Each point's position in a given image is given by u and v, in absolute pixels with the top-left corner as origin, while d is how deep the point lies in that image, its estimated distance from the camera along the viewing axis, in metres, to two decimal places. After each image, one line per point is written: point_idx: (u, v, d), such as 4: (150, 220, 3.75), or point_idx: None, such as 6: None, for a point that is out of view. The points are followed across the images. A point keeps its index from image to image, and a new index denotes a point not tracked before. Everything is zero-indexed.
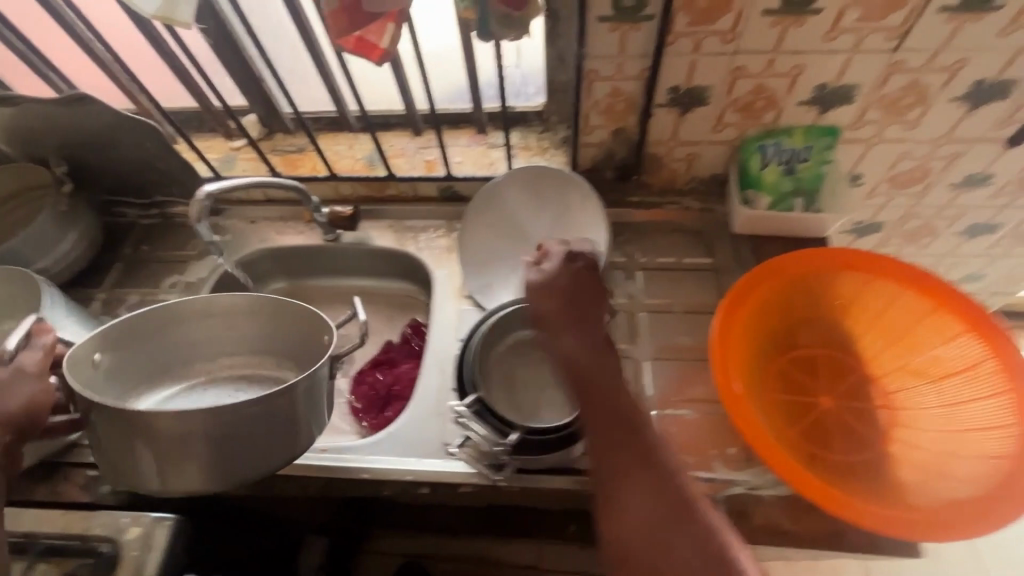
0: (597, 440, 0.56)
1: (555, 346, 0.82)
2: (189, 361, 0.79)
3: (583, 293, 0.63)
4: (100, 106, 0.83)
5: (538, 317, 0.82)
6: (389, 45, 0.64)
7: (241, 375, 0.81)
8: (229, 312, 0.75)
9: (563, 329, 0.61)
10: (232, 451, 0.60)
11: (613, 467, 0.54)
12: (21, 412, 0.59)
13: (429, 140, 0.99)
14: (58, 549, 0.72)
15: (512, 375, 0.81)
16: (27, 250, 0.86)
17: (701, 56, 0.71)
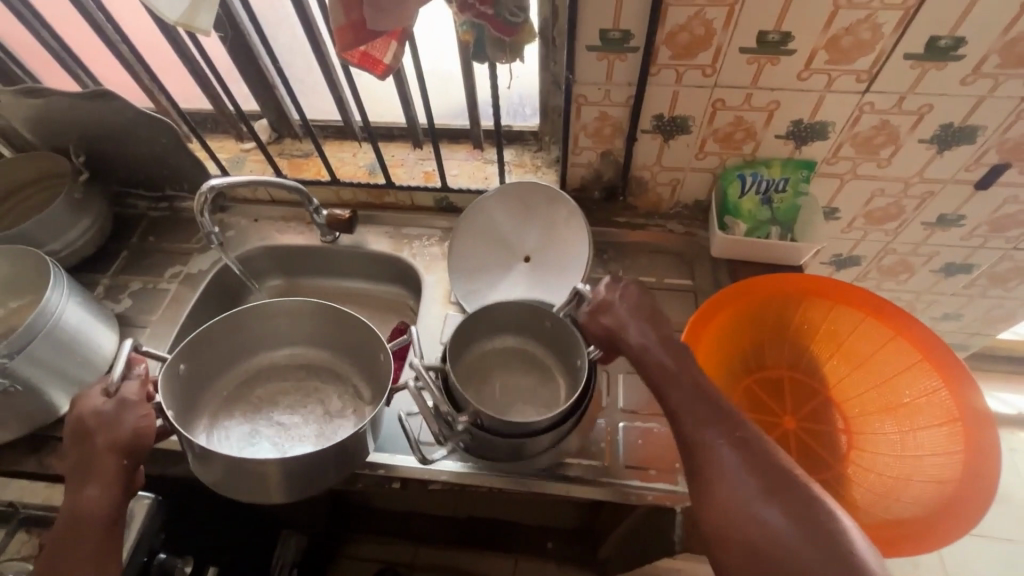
0: (691, 424, 0.58)
1: (533, 356, 0.85)
2: (250, 359, 0.88)
3: (644, 311, 0.68)
4: (121, 102, 0.89)
5: (526, 325, 0.83)
6: (392, 61, 0.70)
7: (295, 366, 0.90)
8: (293, 312, 0.85)
9: (629, 333, 0.67)
10: (304, 474, 0.66)
11: (711, 445, 0.56)
12: (126, 441, 0.63)
13: (428, 153, 1.04)
14: (37, 520, 0.74)
15: (488, 378, 0.84)
16: (39, 232, 0.91)
17: (683, 87, 0.75)
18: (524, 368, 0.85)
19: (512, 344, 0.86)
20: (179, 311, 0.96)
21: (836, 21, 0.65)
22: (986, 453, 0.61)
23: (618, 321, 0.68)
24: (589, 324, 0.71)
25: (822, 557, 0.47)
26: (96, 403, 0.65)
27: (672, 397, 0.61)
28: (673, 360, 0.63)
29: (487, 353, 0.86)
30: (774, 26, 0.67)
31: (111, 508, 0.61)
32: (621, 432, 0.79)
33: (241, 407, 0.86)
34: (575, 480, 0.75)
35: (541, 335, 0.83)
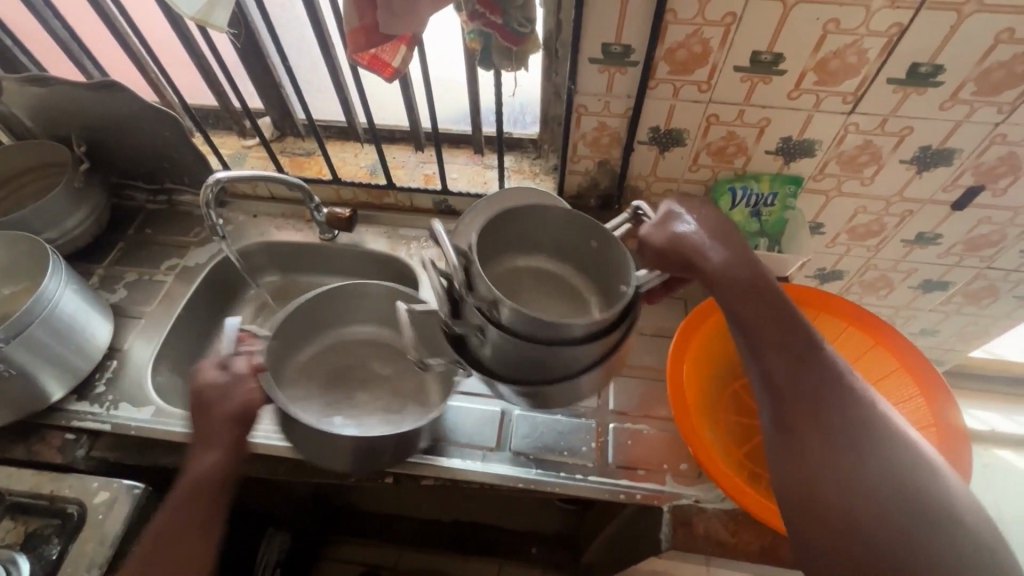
0: (779, 372, 0.57)
1: (567, 284, 0.65)
2: (333, 329, 0.95)
3: (728, 241, 0.64)
4: (127, 93, 0.89)
5: (567, 247, 0.64)
6: (400, 65, 0.72)
7: (369, 343, 0.96)
8: (374, 292, 0.92)
9: (710, 255, 0.61)
10: (373, 452, 0.72)
11: (806, 387, 0.56)
12: (233, 412, 0.64)
13: (430, 156, 1.06)
14: (24, 507, 0.75)
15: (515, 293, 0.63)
16: (36, 220, 0.91)
17: (679, 102, 0.78)
18: (555, 297, 0.64)
19: (544, 268, 0.66)
20: (175, 304, 0.96)
21: (824, 45, 0.69)
22: (958, 462, 0.63)
23: (694, 240, 0.62)
24: (651, 236, 0.63)
25: (910, 495, 0.49)
26: (209, 377, 0.65)
27: (764, 338, 0.59)
28: (765, 296, 0.60)
29: (512, 269, 0.65)
30: (766, 47, 0.70)
31: (221, 475, 0.61)
32: (612, 432, 0.81)
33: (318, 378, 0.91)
34: (564, 478, 0.77)
35: (578, 258, 0.64)
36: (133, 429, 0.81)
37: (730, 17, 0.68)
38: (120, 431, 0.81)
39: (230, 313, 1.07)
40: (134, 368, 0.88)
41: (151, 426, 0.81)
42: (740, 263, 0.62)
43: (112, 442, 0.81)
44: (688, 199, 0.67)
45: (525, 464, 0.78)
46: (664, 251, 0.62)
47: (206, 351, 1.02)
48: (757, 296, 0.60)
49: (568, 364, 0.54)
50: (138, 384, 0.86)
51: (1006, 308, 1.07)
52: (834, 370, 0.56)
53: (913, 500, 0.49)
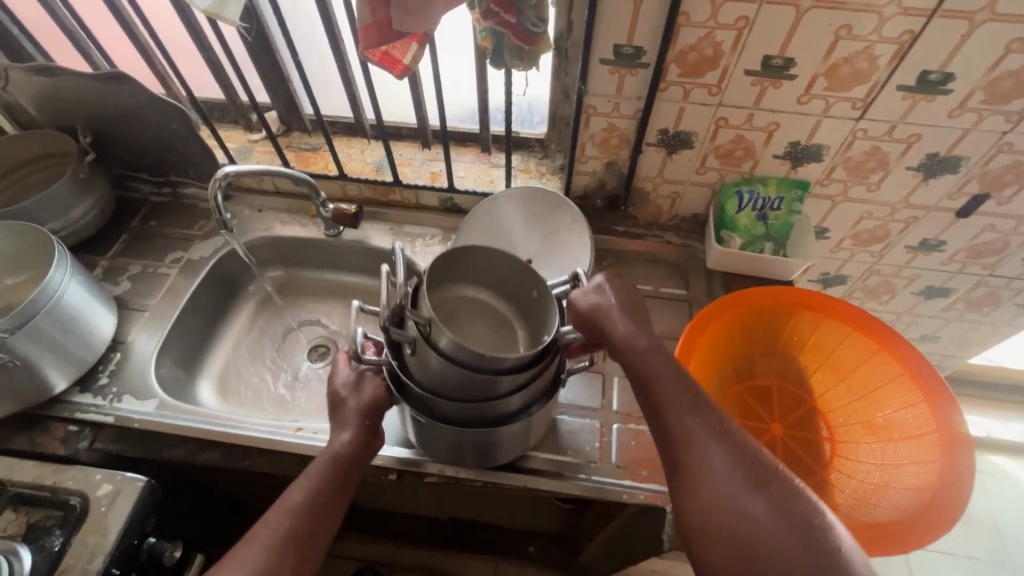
0: (674, 420, 0.58)
1: (499, 316, 0.73)
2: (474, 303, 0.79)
3: (631, 303, 0.66)
4: (134, 85, 0.89)
5: (510, 289, 0.71)
6: (411, 63, 0.72)
7: None
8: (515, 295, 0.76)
9: (616, 323, 0.64)
10: (458, 450, 0.70)
11: (697, 437, 0.56)
12: (366, 405, 0.67)
13: (436, 153, 1.06)
14: (26, 498, 0.75)
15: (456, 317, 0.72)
16: (40, 210, 0.91)
17: (689, 104, 0.78)
18: (486, 326, 0.73)
19: (485, 301, 0.74)
20: (178, 297, 0.96)
21: (836, 51, 0.69)
22: (959, 466, 0.64)
23: (610, 304, 0.65)
24: (578, 300, 0.66)
25: (802, 537, 0.49)
26: (342, 375, 0.70)
27: (656, 395, 0.60)
28: (659, 354, 0.62)
29: (453, 299, 0.72)
30: (778, 51, 0.70)
31: (353, 462, 0.65)
32: (615, 432, 0.82)
33: None
34: (564, 477, 0.77)
35: (511, 294, 0.72)
36: (136, 422, 0.81)
37: (743, 21, 0.68)
38: (122, 423, 0.81)
39: (233, 307, 1.07)
40: (137, 361, 0.88)
41: (154, 420, 0.81)
42: (634, 323, 0.64)
43: (114, 434, 0.81)
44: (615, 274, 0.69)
45: (526, 463, 0.78)
46: (583, 315, 0.65)
47: (209, 345, 1.02)
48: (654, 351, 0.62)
49: (493, 389, 0.62)
50: (141, 377, 0.86)
51: (1006, 315, 1.08)
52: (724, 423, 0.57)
53: (805, 538, 0.49)
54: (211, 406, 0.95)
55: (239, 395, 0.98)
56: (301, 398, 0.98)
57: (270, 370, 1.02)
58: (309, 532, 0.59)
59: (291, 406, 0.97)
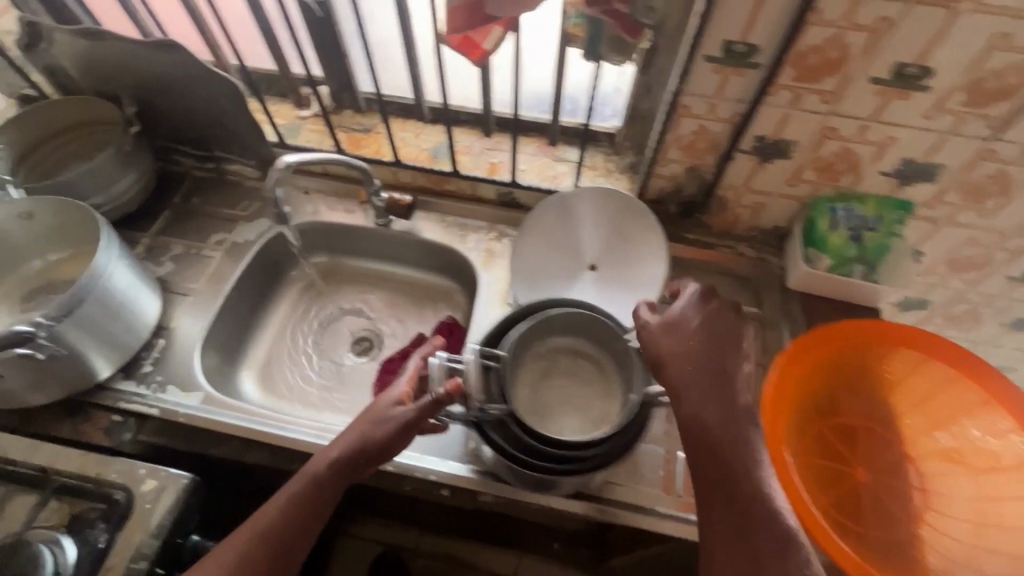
0: (713, 514, 0.55)
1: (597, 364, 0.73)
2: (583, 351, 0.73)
3: (723, 351, 0.62)
4: (185, 54, 0.82)
5: (601, 339, 0.72)
6: (491, 49, 0.65)
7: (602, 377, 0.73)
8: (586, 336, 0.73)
9: (681, 384, 0.60)
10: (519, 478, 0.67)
11: (761, 519, 0.53)
12: (372, 437, 0.62)
13: (496, 142, 0.99)
14: (71, 489, 0.72)
15: (548, 375, 0.74)
16: (83, 184, 0.86)
17: (797, 111, 0.70)
18: (581, 388, 0.73)
19: (586, 351, 0.74)
20: (224, 282, 0.92)
21: (984, 62, 0.60)
22: None
23: (680, 355, 0.61)
24: (649, 335, 0.64)
25: None
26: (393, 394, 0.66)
27: (721, 467, 0.56)
28: (736, 422, 0.58)
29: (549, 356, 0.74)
30: (915, 59, 0.62)
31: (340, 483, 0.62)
32: (681, 461, 0.77)
33: (562, 412, 0.72)
34: (625, 508, 0.73)
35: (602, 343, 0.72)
36: (182, 416, 0.77)
37: (882, 22, 0.59)
38: (166, 417, 0.77)
39: (275, 292, 1.02)
40: (181, 349, 0.84)
41: (200, 415, 0.77)
42: (716, 379, 0.60)
43: (158, 427, 0.77)
44: (706, 313, 0.64)
45: (587, 489, 0.74)
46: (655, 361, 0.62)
47: (252, 332, 0.98)
48: (717, 431, 0.58)
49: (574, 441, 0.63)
50: (186, 366, 0.82)
51: None
52: (762, 542, 0.52)
53: None
54: (253, 398, 0.91)
55: (282, 388, 0.94)
56: (345, 395, 0.94)
57: (312, 363, 0.98)
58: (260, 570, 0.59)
59: (331, 403, 0.93)
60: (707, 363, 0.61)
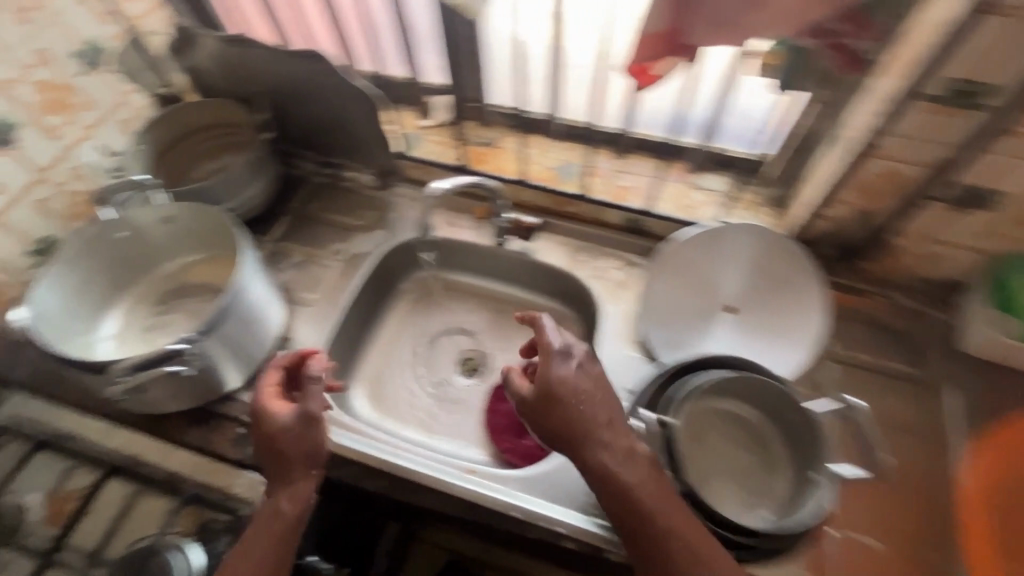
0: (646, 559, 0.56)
1: (761, 435, 0.68)
2: (749, 419, 0.69)
3: (599, 398, 0.60)
4: (327, 64, 0.81)
5: (775, 409, 0.67)
6: (662, 74, 0.57)
7: (765, 450, 0.68)
8: (756, 403, 0.68)
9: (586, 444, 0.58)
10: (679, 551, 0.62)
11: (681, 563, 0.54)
12: (292, 452, 0.62)
13: (626, 164, 0.93)
14: (201, 499, 0.73)
15: (701, 438, 0.69)
16: (218, 189, 0.86)
17: (1019, 161, 0.60)
18: (740, 456, 0.68)
19: (752, 420, 0.69)
20: (343, 294, 0.91)
21: None
22: None
23: (571, 416, 0.58)
24: (528, 396, 0.61)
25: None
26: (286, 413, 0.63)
27: (629, 517, 0.56)
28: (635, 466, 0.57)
29: (709, 418, 0.69)
30: None
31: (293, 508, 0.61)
32: (832, 540, 0.69)
33: (719, 482, 0.66)
34: None
35: (773, 413, 0.67)
36: None
37: None
38: None
39: (387, 304, 1.00)
40: None
41: (323, 434, 0.76)
42: (608, 429, 0.58)
43: None
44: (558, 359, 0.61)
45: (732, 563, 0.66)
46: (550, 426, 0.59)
47: (364, 345, 0.96)
48: (630, 483, 0.56)
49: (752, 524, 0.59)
50: None
51: None
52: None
53: None
54: (365, 415, 0.90)
55: (390, 406, 0.92)
56: (452, 420, 0.91)
57: (416, 382, 0.95)
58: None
59: (440, 426, 0.90)
60: (593, 412, 0.59)
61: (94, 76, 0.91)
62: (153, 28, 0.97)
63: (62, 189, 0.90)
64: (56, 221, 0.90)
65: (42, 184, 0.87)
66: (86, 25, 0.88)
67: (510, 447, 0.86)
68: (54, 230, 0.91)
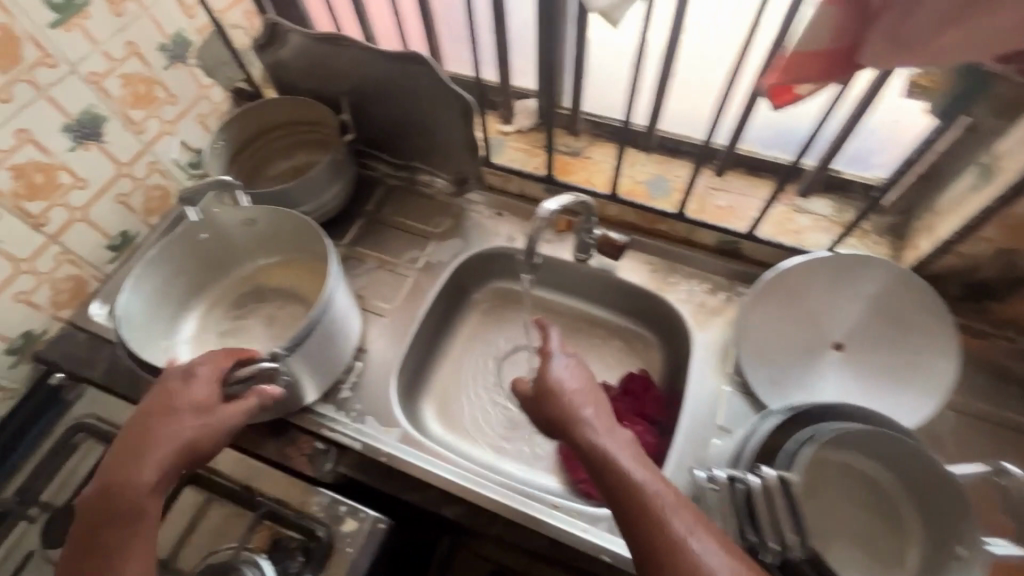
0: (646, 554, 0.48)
1: (886, 493, 0.60)
2: (868, 476, 0.61)
3: (588, 395, 0.61)
4: (421, 66, 0.77)
5: (901, 468, 0.57)
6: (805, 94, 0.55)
7: (893, 511, 0.60)
8: (875, 460, 0.59)
9: (578, 425, 0.58)
10: None
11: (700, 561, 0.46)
12: (188, 427, 0.58)
13: (724, 181, 0.87)
14: (276, 516, 0.70)
15: (817, 494, 0.62)
16: (299, 191, 0.84)
17: None
18: (866, 515, 0.62)
19: (874, 476, 0.61)
20: (418, 306, 0.87)
21: None
22: None
23: (566, 401, 0.60)
24: (525, 391, 0.64)
25: None
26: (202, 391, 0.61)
27: (623, 505, 0.51)
28: (623, 454, 0.54)
29: (823, 473, 0.62)
30: None
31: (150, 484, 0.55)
32: None
33: (843, 546, 0.60)
34: None
35: (897, 469, 0.58)
36: (384, 456, 0.73)
37: None
38: (368, 452, 0.74)
39: (458, 315, 0.97)
40: (378, 375, 0.81)
41: (404, 457, 0.73)
42: (598, 415, 0.59)
43: (357, 461, 0.74)
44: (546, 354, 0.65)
45: None
46: (542, 414, 0.61)
47: (434, 358, 0.93)
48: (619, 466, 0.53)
49: None
50: (384, 397, 0.79)
51: None
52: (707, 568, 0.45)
53: None
54: (434, 431, 0.87)
55: (459, 423, 0.89)
56: (523, 443, 0.87)
57: (487, 400, 0.91)
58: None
59: (512, 449, 0.87)
60: (584, 400, 0.60)
61: (177, 70, 0.89)
62: (236, 21, 0.95)
63: (141, 183, 0.89)
64: (134, 216, 0.90)
65: (123, 178, 0.86)
66: (174, 18, 0.86)
67: (586, 477, 0.82)
68: (132, 225, 0.90)
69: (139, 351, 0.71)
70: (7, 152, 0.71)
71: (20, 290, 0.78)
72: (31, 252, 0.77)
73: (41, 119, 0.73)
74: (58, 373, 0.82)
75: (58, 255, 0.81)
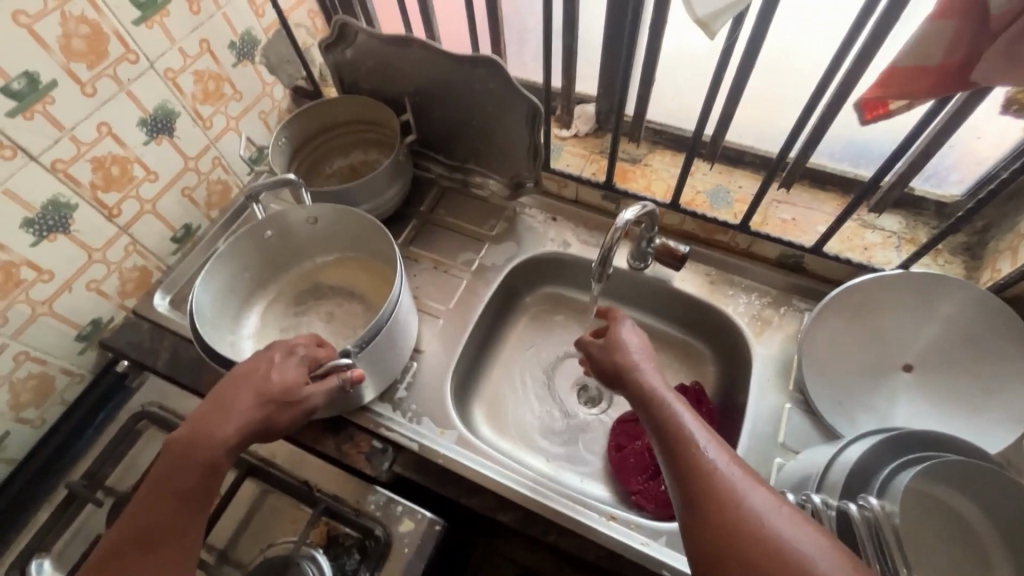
0: (684, 484, 0.47)
1: (974, 530, 0.58)
2: (959, 510, 0.59)
3: (651, 358, 0.63)
4: (489, 69, 0.77)
5: (997, 504, 0.55)
6: (898, 108, 0.53)
7: (982, 550, 0.58)
8: (968, 496, 0.57)
9: (633, 375, 0.60)
10: None
11: (746, 501, 0.44)
12: (269, 398, 0.59)
13: (787, 194, 0.86)
14: (334, 513, 0.70)
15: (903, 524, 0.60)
16: (361, 191, 0.84)
17: None
18: (947, 548, 0.60)
19: (963, 512, 0.59)
20: (473, 308, 0.87)
21: None
22: None
23: (626, 356, 0.62)
24: (594, 353, 0.66)
25: None
26: (291, 373, 0.61)
27: (668, 439, 0.51)
28: (680, 405, 0.54)
29: (910, 503, 0.61)
30: None
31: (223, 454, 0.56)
32: None
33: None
34: None
35: (993, 507, 0.56)
36: (441, 458, 0.74)
37: None
38: (427, 452, 0.75)
39: (509, 319, 0.97)
40: (434, 376, 0.81)
41: (460, 460, 0.74)
42: (655, 371, 0.60)
43: (413, 461, 0.75)
44: (615, 319, 0.68)
45: None
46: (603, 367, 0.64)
47: (484, 362, 0.93)
48: (669, 407, 0.54)
49: None
50: (440, 399, 0.79)
51: None
52: (742, 504, 0.44)
53: None
54: (485, 434, 0.87)
55: (509, 427, 0.89)
56: (573, 450, 0.87)
57: (537, 405, 0.91)
58: (125, 553, 0.50)
59: (564, 455, 0.86)
60: (643, 357, 0.62)
61: (244, 68, 0.90)
62: (301, 20, 0.96)
63: (205, 178, 0.91)
64: (197, 209, 0.92)
65: (189, 173, 0.88)
66: (244, 16, 0.87)
67: (638, 488, 0.80)
68: (194, 218, 0.92)
69: (210, 343, 0.72)
70: (89, 144, 0.73)
71: (92, 279, 0.80)
72: (103, 242, 0.79)
73: (121, 113, 0.75)
74: (123, 361, 0.84)
75: (127, 246, 0.83)
